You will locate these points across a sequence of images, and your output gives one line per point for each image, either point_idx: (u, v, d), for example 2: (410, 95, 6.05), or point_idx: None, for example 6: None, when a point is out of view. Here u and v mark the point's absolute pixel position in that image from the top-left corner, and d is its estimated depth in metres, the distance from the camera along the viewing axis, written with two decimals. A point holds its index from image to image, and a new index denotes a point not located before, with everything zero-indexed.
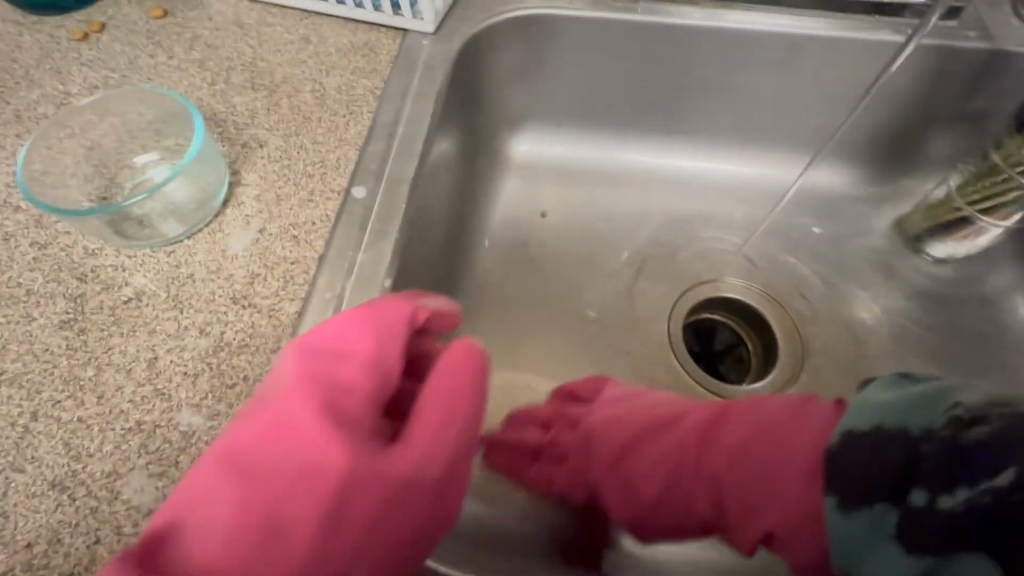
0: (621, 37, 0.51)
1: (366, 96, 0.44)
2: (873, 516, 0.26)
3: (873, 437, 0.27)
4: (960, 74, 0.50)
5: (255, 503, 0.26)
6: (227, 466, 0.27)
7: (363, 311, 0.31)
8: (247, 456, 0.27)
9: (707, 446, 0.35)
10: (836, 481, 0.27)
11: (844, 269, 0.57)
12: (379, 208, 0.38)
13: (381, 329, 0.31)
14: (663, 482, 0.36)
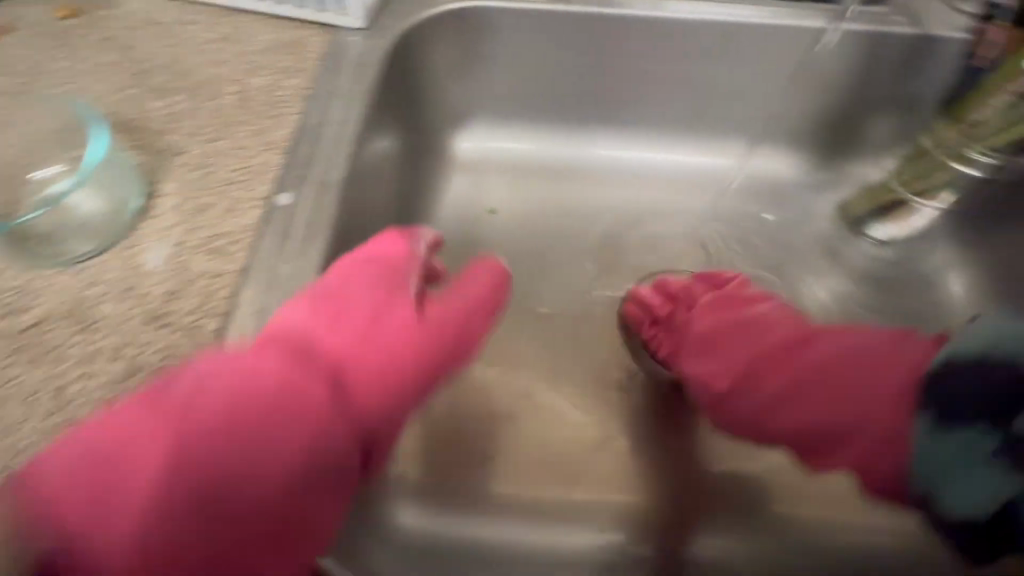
0: (560, 30, 0.51)
1: (292, 97, 0.42)
2: (973, 432, 0.30)
3: (985, 368, 0.32)
4: (892, 59, 0.51)
5: (314, 339, 0.31)
6: (304, 305, 0.32)
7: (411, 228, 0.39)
8: (321, 306, 0.32)
9: (794, 360, 0.39)
10: (938, 388, 0.32)
11: (790, 254, 0.58)
12: (306, 215, 0.37)
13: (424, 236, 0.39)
14: (740, 372, 0.40)
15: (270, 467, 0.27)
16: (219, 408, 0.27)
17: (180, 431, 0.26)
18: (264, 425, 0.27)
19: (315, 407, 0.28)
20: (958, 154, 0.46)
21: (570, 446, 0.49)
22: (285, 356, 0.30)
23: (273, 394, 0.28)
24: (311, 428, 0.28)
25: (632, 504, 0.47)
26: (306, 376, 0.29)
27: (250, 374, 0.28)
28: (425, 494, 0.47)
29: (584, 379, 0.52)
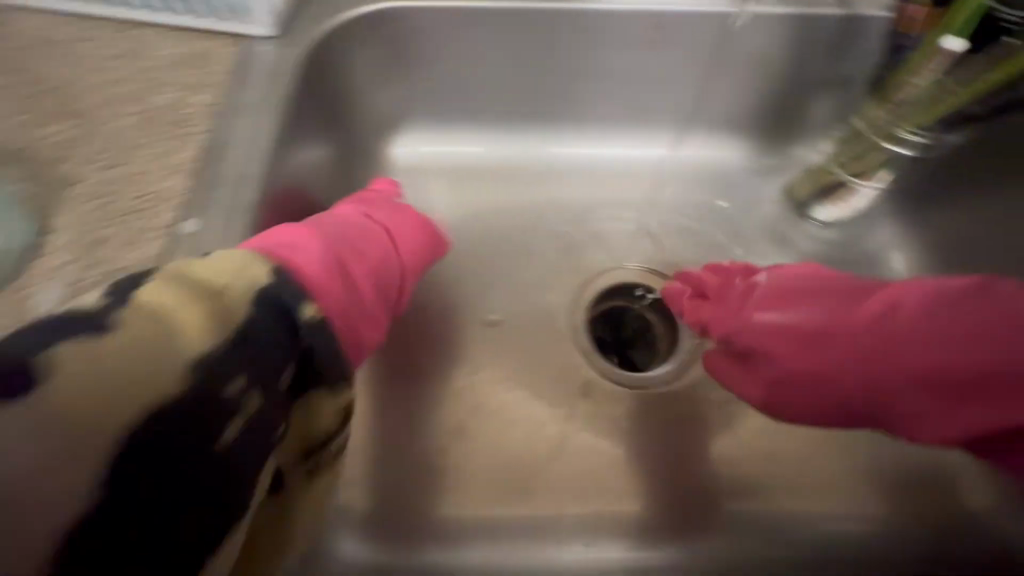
0: (486, 27, 0.49)
1: (198, 115, 0.39)
2: None
3: None
4: (825, 40, 0.50)
5: (362, 228, 0.40)
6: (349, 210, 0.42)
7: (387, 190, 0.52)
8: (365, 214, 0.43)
9: (885, 337, 0.40)
10: None
11: (738, 240, 0.58)
12: (213, 242, 0.35)
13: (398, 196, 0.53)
14: (831, 333, 0.42)
15: (349, 292, 0.35)
16: (313, 247, 0.34)
17: (291, 252, 0.33)
18: (349, 263, 0.37)
19: (375, 268, 0.39)
20: (888, 133, 0.46)
21: (521, 455, 0.48)
22: (344, 232, 0.39)
23: (346, 250, 0.37)
24: (374, 278, 0.38)
25: (608, 515, 0.47)
26: (362, 248, 0.39)
27: (327, 234, 0.37)
28: (375, 519, 0.46)
29: (534, 384, 0.51)
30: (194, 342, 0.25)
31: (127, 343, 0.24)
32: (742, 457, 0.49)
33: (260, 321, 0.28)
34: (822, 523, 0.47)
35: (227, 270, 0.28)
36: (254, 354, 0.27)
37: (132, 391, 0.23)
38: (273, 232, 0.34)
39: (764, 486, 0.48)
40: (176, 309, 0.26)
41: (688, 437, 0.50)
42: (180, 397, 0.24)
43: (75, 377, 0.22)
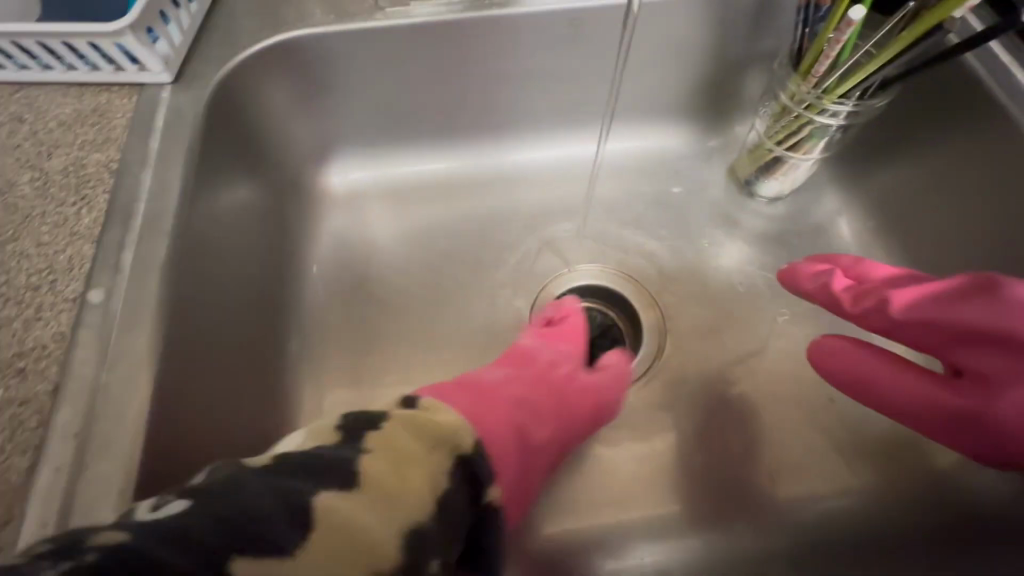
0: (397, 45, 0.47)
1: (98, 174, 0.37)
2: None
3: None
4: (743, 19, 0.50)
5: (540, 381, 0.46)
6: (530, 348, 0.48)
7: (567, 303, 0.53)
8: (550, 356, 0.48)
9: None
10: None
11: (688, 226, 0.57)
12: (123, 309, 0.33)
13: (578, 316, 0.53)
14: None
15: (524, 456, 0.40)
16: (504, 411, 0.40)
17: (485, 403, 0.39)
18: (530, 429, 0.42)
19: (548, 431, 0.44)
20: (814, 106, 0.45)
21: None
22: (528, 386, 0.45)
23: (531, 414, 0.43)
24: (548, 440, 0.44)
25: (590, 525, 0.46)
26: (542, 411, 0.44)
27: (518, 392, 0.43)
28: None
29: None
30: (419, 505, 0.28)
31: (375, 496, 0.27)
32: (715, 447, 0.48)
33: (460, 481, 0.31)
34: (804, 503, 0.46)
35: (448, 430, 0.32)
36: (449, 519, 0.29)
37: (373, 546, 0.25)
38: (476, 382, 0.42)
39: (742, 475, 0.47)
40: (406, 467, 0.29)
41: (658, 436, 0.49)
42: (402, 557, 0.26)
43: (344, 524, 0.25)
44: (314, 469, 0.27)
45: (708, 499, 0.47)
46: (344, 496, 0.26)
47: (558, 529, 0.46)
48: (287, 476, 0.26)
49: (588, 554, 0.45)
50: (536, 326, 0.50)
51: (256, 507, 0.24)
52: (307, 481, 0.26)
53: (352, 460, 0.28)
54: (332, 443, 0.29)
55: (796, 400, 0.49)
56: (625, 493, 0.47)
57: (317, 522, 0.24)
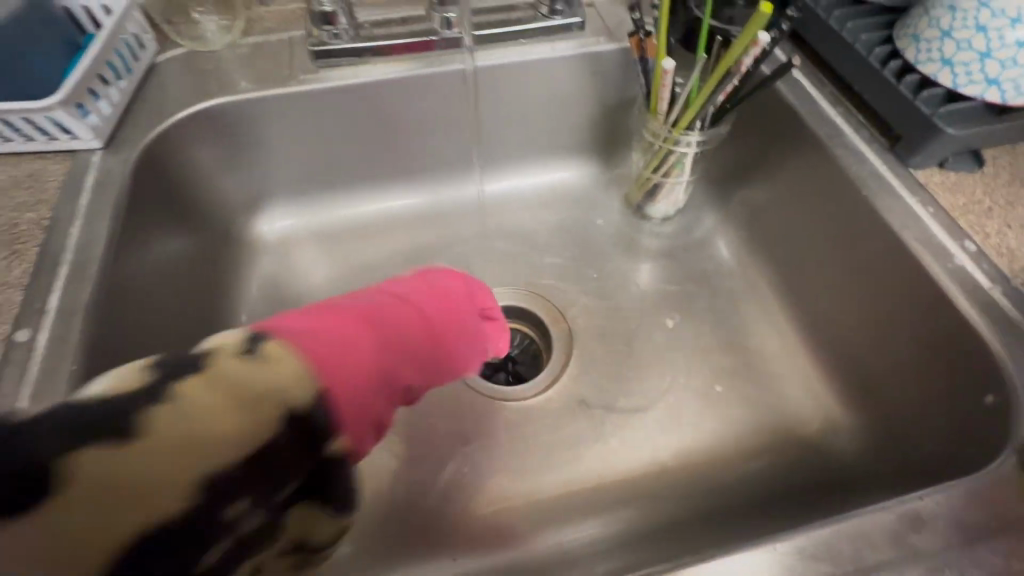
0: (318, 105, 0.54)
1: (29, 231, 0.42)
2: (943, 143, 0.44)
3: (954, 100, 0.44)
4: (612, 71, 0.59)
5: (480, 301, 0.43)
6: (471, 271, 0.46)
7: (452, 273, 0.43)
8: (430, 301, 0.38)
9: None
10: (954, 110, 0.44)
11: (589, 249, 0.64)
12: (49, 346, 0.36)
13: (468, 280, 0.43)
14: None
15: (421, 373, 0.35)
16: (397, 329, 0.34)
17: (365, 319, 0.32)
18: (436, 344, 0.36)
19: (479, 345, 0.42)
20: (670, 139, 0.53)
21: (407, 486, 0.50)
22: (454, 297, 0.40)
23: (448, 329, 0.38)
24: (471, 354, 0.40)
25: (515, 517, 0.49)
26: (478, 324, 0.42)
27: (439, 308, 0.38)
28: None
29: (420, 411, 0.53)
30: (222, 459, 0.24)
31: (162, 450, 0.23)
32: (623, 444, 0.52)
33: (286, 439, 0.26)
34: (704, 483, 0.50)
35: (279, 380, 0.26)
36: (267, 476, 0.25)
37: (155, 499, 0.23)
38: (395, 287, 0.38)
39: (649, 465, 0.51)
40: (205, 418, 0.24)
41: (570, 439, 0.52)
42: (195, 505, 0.23)
43: (121, 479, 0.22)
44: (89, 420, 0.23)
45: (616, 490, 0.51)
46: (121, 449, 0.23)
47: (488, 522, 0.49)
48: (72, 424, 0.23)
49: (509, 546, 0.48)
50: (434, 276, 0.41)
51: (30, 464, 0.21)
52: (83, 430, 0.23)
53: (142, 411, 0.23)
54: (127, 389, 0.24)
55: (691, 392, 0.54)
56: (544, 489, 0.51)
57: (85, 475, 0.22)
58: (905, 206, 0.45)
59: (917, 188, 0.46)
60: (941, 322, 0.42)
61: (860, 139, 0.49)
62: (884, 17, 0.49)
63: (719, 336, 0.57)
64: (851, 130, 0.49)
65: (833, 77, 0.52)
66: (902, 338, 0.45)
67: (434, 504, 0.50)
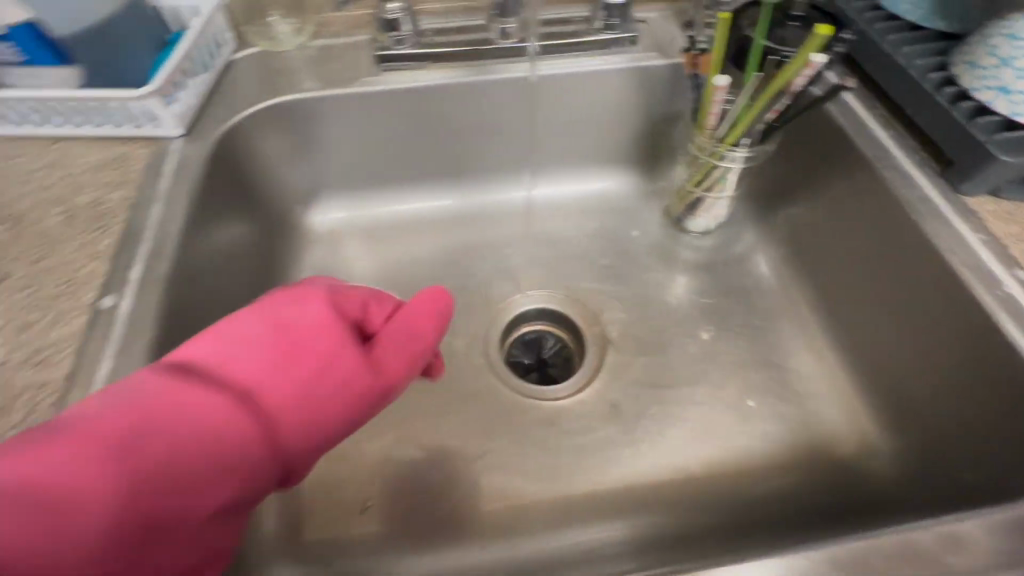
0: (377, 106, 0.57)
1: (116, 209, 0.45)
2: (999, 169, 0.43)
3: (1013, 128, 0.44)
4: (659, 86, 0.60)
5: (333, 350, 0.37)
6: (326, 298, 0.39)
7: (308, 307, 0.38)
8: (256, 371, 0.35)
9: None
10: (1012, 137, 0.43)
11: (627, 258, 0.65)
12: (131, 311, 0.40)
13: (328, 314, 0.38)
14: None
15: (249, 468, 0.34)
16: (174, 439, 0.31)
17: (113, 448, 0.30)
18: (271, 431, 0.35)
19: (346, 400, 0.37)
20: (716, 153, 0.54)
21: (438, 477, 0.52)
22: (287, 362, 0.36)
23: (286, 406, 0.35)
24: (328, 419, 0.37)
25: (543, 509, 0.51)
26: (337, 379, 0.37)
27: (256, 386, 0.35)
28: (315, 549, 0.48)
29: (453, 405, 0.55)
30: None
31: None
32: (653, 450, 0.53)
33: None
34: (731, 495, 0.51)
35: None
36: None
37: None
38: (218, 363, 0.35)
39: (678, 473, 0.52)
40: None
41: (599, 442, 0.53)
42: None
43: None
44: None
45: (645, 494, 0.51)
46: None
47: (520, 507, 0.51)
48: None
49: (535, 537, 0.50)
50: (271, 327, 0.37)
51: None
52: None
53: None
54: None
55: (722, 405, 0.55)
56: (573, 489, 0.51)
57: None
58: (955, 231, 0.45)
59: (968, 215, 0.45)
60: (989, 349, 0.41)
61: (910, 163, 0.49)
62: (940, 44, 0.50)
63: (754, 353, 0.57)
64: (902, 153, 0.49)
65: (885, 101, 0.53)
66: (945, 364, 0.45)
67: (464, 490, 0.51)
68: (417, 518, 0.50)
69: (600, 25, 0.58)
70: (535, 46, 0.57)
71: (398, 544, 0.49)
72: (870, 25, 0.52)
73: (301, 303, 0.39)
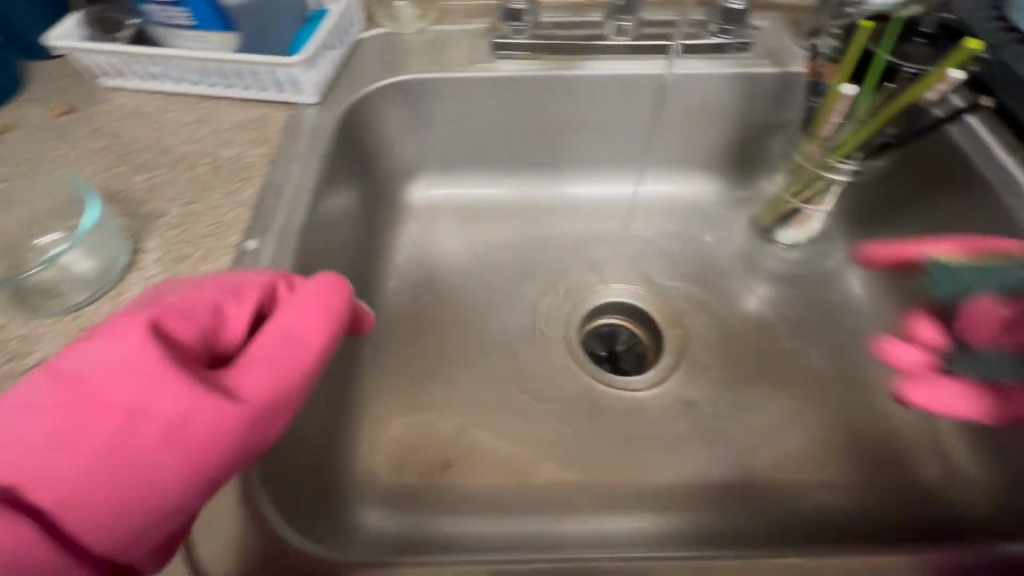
0: (491, 91, 0.60)
1: (256, 164, 0.50)
2: None
3: None
4: (765, 94, 0.60)
5: (153, 393, 0.29)
6: (146, 325, 0.30)
7: (103, 341, 0.30)
8: (35, 446, 0.28)
9: None
10: None
11: (712, 263, 0.65)
12: (270, 256, 0.44)
13: (132, 345, 0.29)
14: None
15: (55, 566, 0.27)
16: None
17: None
18: (81, 519, 0.27)
19: (184, 453, 0.29)
20: (826, 164, 0.54)
21: (520, 448, 0.52)
22: (83, 425, 0.28)
23: (97, 481, 0.28)
24: (160, 475, 0.29)
25: (618, 488, 0.51)
26: (166, 427, 0.29)
27: (54, 466, 0.27)
28: (394, 499, 0.49)
29: (534, 384, 0.56)
30: None
31: None
32: (728, 453, 0.53)
33: None
34: (809, 507, 0.50)
35: None
36: None
37: None
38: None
39: (753, 477, 0.52)
40: None
41: (674, 437, 0.54)
42: None
43: None
44: None
45: (722, 493, 0.51)
46: None
47: (603, 487, 0.51)
48: None
49: (610, 517, 0.50)
50: (55, 382, 0.29)
51: None
52: None
53: None
54: None
55: (802, 417, 0.55)
56: (652, 477, 0.52)
57: None
58: None
59: None
60: None
61: None
62: None
63: (837, 370, 0.57)
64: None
65: (1010, 126, 0.51)
66: None
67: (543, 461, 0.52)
68: (494, 487, 0.50)
69: (716, 31, 0.59)
70: (678, 46, 0.58)
71: (471, 513, 0.49)
72: (1007, 46, 0.50)
73: (94, 338, 0.30)
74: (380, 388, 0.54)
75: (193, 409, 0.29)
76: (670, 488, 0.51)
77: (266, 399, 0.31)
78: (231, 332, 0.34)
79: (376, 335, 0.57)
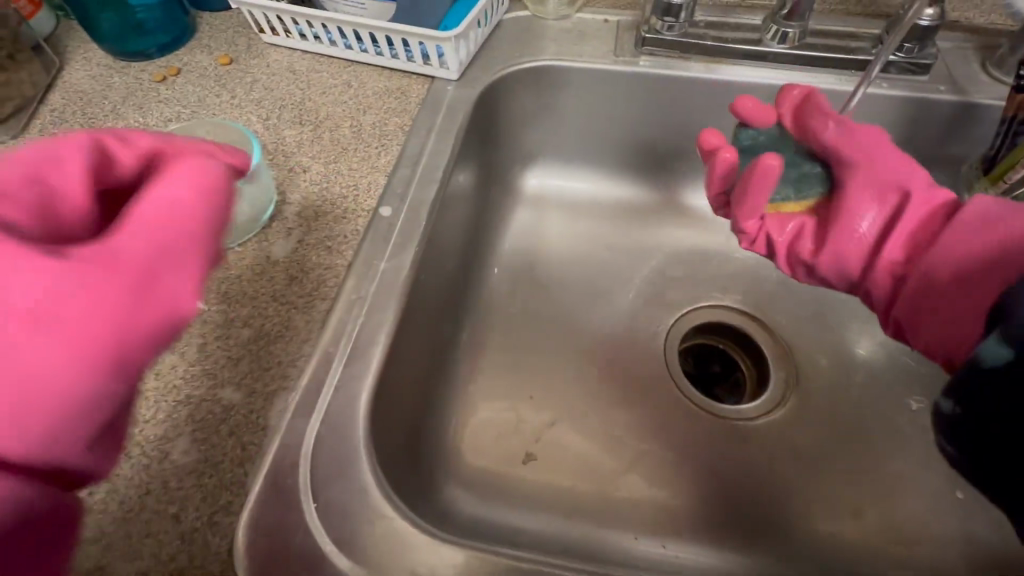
0: (629, 86, 0.58)
1: (395, 132, 0.51)
2: None
3: None
4: (937, 123, 0.54)
5: None
6: None
7: None
8: None
9: None
10: None
11: (837, 299, 0.60)
12: (403, 226, 0.45)
13: None
14: None
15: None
16: None
17: None
18: None
19: (71, 341, 0.24)
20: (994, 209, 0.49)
21: (607, 457, 0.51)
22: None
23: None
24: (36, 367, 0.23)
25: (703, 516, 0.48)
26: (19, 316, 0.22)
27: None
28: (480, 484, 0.49)
29: (628, 392, 0.54)
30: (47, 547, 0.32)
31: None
32: (830, 506, 0.49)
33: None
34: None
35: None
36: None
37: None
38: None
39: (854, 537, 0.48)
40: None
41: (772, 478, 0.50)
42: None
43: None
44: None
45: (820, 550, 0.47)
46: None
47: (693, 516, 0.48)
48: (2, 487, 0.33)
49: (691, 546, 0.47)
50: None
51: None
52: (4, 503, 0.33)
53: None
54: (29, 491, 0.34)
55: (918, 484, 0.50)
56: (747, 520, 0.48)
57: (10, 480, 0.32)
58: None
59: None
60: None
61: None
62: None
63: None
64: None
65: None
66: None
67: (627, 473, 0.50)
68: (575, 488, 0.49)
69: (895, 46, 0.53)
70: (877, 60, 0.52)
71: (550, 512, 0.48)
72: None
73: None
74: (473, 370, 0.55)
75: (64, 279, 0.23)
76: (763, 532, 0.48)
77: (156, 249, 0.25)
78: (74, 207, 0.26)
79: (475, 315, 0.58)
